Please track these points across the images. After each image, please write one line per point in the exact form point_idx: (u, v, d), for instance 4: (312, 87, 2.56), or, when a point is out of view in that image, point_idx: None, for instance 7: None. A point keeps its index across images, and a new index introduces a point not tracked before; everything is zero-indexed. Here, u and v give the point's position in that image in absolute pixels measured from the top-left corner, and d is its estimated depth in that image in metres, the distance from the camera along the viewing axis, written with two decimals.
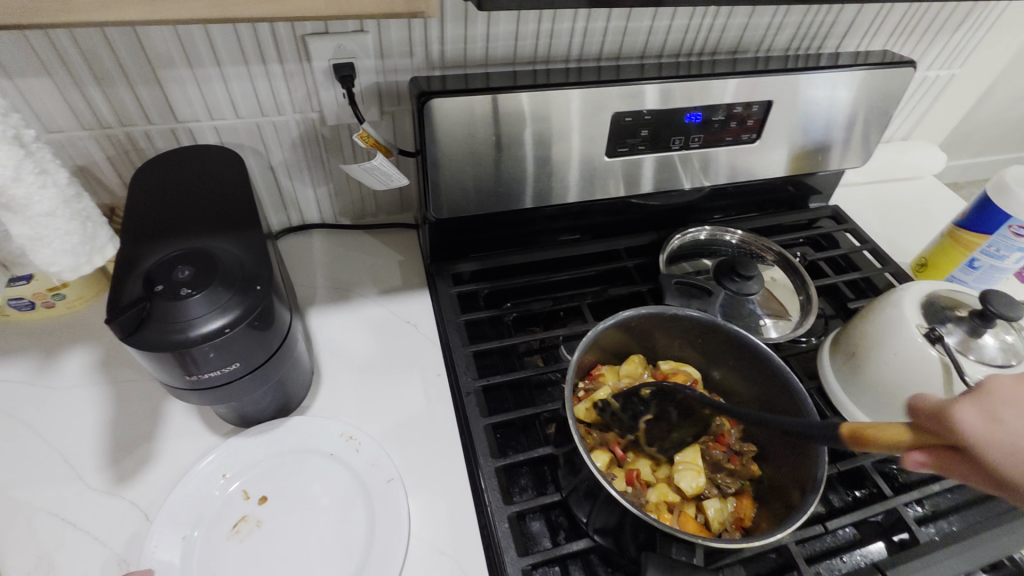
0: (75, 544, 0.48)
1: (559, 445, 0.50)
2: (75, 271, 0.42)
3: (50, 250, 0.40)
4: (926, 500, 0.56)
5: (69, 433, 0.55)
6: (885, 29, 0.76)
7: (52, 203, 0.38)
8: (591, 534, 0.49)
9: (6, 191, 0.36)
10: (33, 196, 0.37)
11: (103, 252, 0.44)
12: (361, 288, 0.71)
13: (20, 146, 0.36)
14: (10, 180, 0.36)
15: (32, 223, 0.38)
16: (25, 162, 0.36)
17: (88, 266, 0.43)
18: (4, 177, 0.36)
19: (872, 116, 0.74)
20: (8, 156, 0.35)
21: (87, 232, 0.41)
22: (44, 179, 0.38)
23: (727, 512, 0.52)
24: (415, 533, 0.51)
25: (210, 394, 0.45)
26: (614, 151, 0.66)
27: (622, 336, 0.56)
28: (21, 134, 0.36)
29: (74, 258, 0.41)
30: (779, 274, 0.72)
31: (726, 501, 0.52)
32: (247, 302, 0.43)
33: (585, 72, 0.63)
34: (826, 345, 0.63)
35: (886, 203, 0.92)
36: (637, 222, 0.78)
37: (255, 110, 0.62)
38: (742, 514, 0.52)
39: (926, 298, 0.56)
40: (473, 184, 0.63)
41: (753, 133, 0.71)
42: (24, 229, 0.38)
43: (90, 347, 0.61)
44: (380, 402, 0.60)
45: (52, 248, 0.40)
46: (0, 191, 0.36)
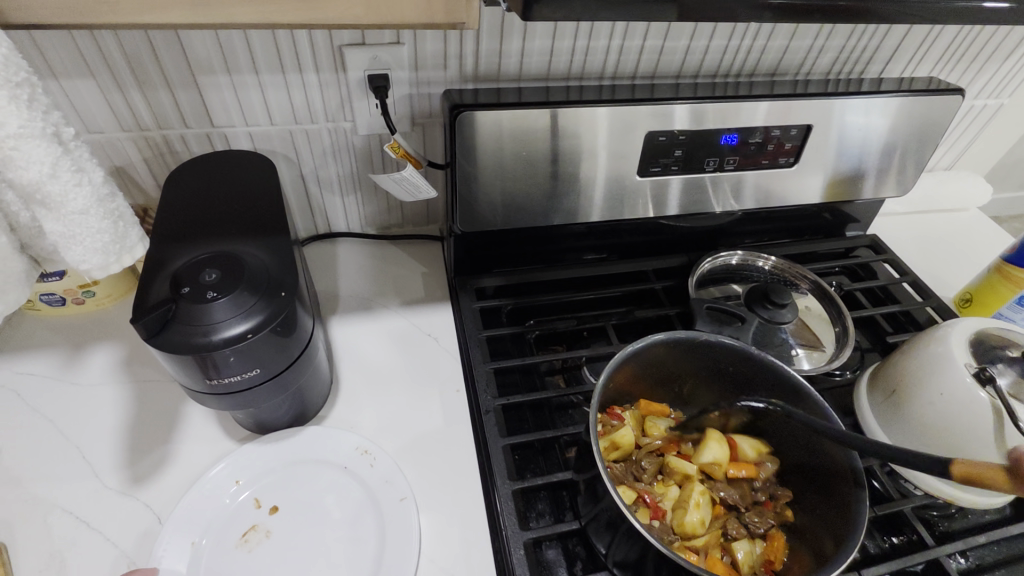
0: (86, 543, 0.48)
1: (579, 471, 0.49)
2: (104, 270, 0.42)
3: (82, 248, 0.40)
4: (970, 552, 0.53)
5: (89, 430, 0.55)
6: (931, 56, 0.73)
7: (85, 201, 0.38)
8: (610, 567, 0.47)
9: (42, 187, 0.37)
10: (69, 194, 0.38)
11: (133, 252, 0.43)
12: (384, 299, 0.71)
13: (59, 143, 0.37)
14: (47, 176, 0.37)
15: (66, 220, 0.38)
16: (63, 159, 0.37)
17: (118, 264, 0.43)
18: (41, 174, 0.36)
19: (915, 144, 0.71)
20: (47, 153, 0.36)
21: (118, 231, 0.41)
22: (79, 177, 0.38)
23: (756, 554, 0.49)
24: (427, 555, 0.50)
25: (230, 399, 0.44)
26: (645, 171, 0.65)
27: (646, 365, 0.54)
28: (60, 132, 0.37)
29: (103, 257, 0.41)
30: (814, 304, 0.70)
31: (754, 542, 0.49)
32: (272, 307, 0.42)
33: (620, 89, 0.62)
34: (864, 379, 0.60)
35: (927, 234, 0.89)
36: (666, 244, 0.76)
37: (289, 118, 0.63)
38: (772, 557, 0.49)
39: (975, 335, 0.53)
40: (502, 198, 0.63)
41: (790, 157, 0.69)
42: (58, 226, 0.39)
43: (114, 345, 0.62)
44: (397, 415, 0.59)
45: (84, 245, 0.40)
46: (37, 186, 0.37)
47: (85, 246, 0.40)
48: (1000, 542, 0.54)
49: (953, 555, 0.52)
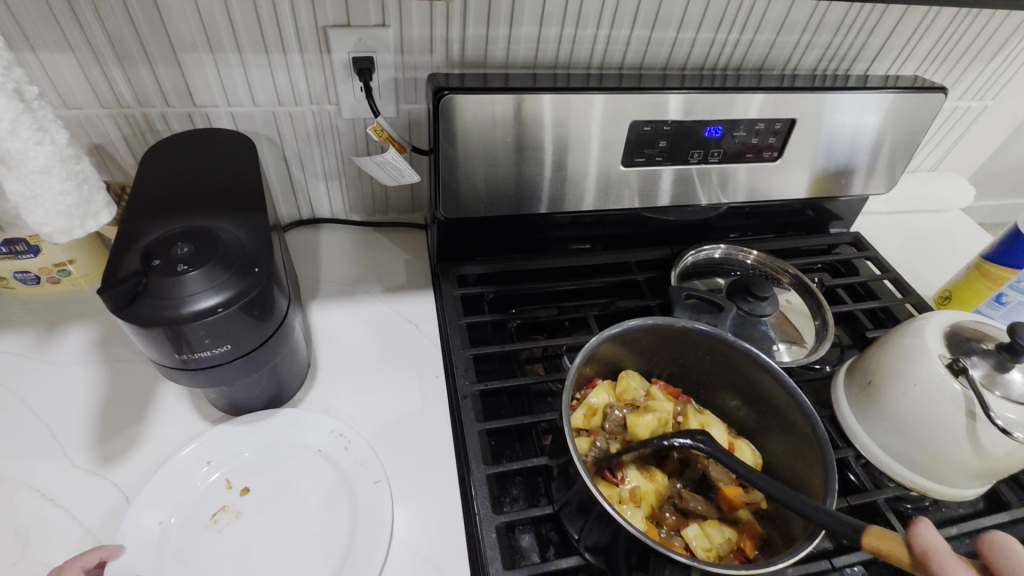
0: (52, 521, 0.47)
1: (554, 456, 0.48)
2: (67, 234, 0.43)
3: (43, 210, 0.42)
4: None
5: (60, 408, 0.54)
6: (916, 55, 0.74)
7: (47, 160, 0.40)
8: (582, 551, 0.47)
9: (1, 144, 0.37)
10: (29, 152, 0.39)
11: (98, 217, 0.45)
12: (366, 285, 0.70)
13: (20, 100, 0.38)
14: (7, 133, 0.38)
15: (25, 178, 0.39)
16: (23, 116, 0.38)
17: (81, 229, 0.44)
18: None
19: (898, 143, 0.72)
20: (8, 108, 0.37)
21: (81, 194, 0.43)
22: (42, 136, 0.39)
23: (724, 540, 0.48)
24: (399, 538, 0.49)
25: (200, 376, 0.44)
26: (630, 160, 0.65)
27: (624, 349, 0.54)
28: (22, 90, 0.38)
29: (66, 221, 0.43)
30: (795, 299, 0.70)
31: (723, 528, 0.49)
32: (244, 283, 0.42)
33: (606, 78, 0.62)
34: (841, 372, 0.61)
35: (911, 233, 0.89)
36: (650, 236, 0.76)
37: (272, 99, 0.62)
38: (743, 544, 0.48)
39: (950, 328, 0.53)
40: (485, 184, 0.63)
41: (775, 151, 0.69)
42: (19, 186, 0.40)
43: (90, 325, 0.61)
44: (376, 400, 0.59)
45: (45, 208, 0.41)
46: None
47: (47, 207, 0.41)
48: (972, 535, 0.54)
49: None
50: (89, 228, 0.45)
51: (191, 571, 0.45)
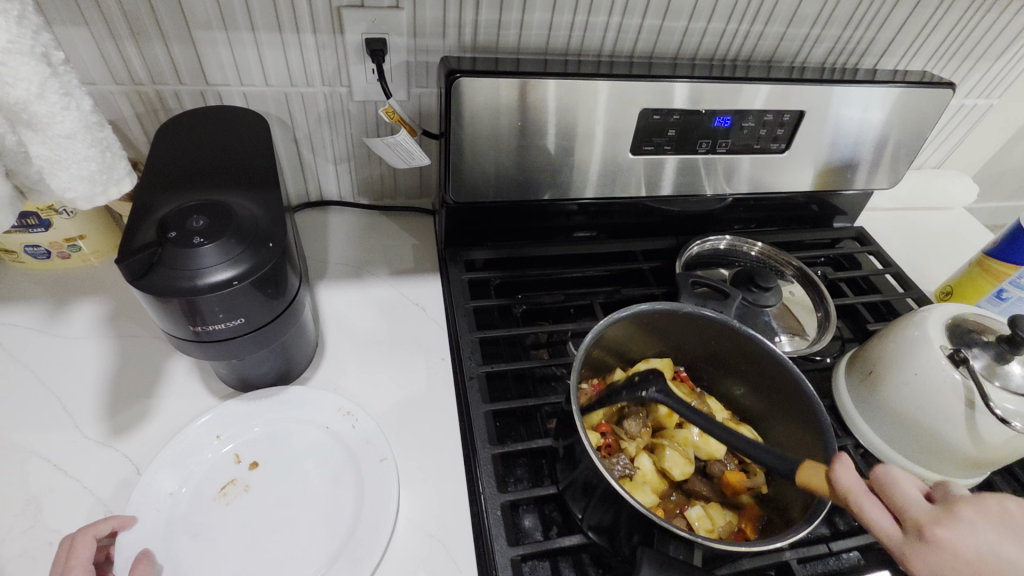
0: (63, 490, 0.48)
1: (559, 437, 0.49)
2: (89, 200, 0.44)
3: (68, 176, 0.42)
4: None
5: (71, 380, 0.55)
6: (925, 51, 0.74)
7: (73, 125, 0.40)
8: (585, 530, 0.47)
9: (29, 107, 0.38)
10: (56, 116, 0.39)
11: (120, 185, 0.45)
12: (373, 267, 0.71)
13: (47, 64, 0.38)
14: (34, 96, 0.38)
15: (51, 142, 0.40)
16: (51, 81, 0.38)
17: (104, 196, 0.44)
18: (28, 93, 0.38)
19: (905, 138, 0.72)
20: (35, 72, 0.37)
21: (105, 161, 0.43)
22: (68, 101, 0.40)
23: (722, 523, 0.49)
24: (405, 515, 0.50)
25: (213, 349, 0.44)
26: (638, 149, 0.65)
27: (631, 334, 0.55)
28: (49, 54, 0.38)
29: (89, 187, 0.43)
30: (798, 290, 0.71)
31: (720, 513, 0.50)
32: (258, 257, 0.42)
33: (617, 66, 0.62)
34: (842, 362, 0.62)
35: (913, 230, 0.90)
36: (656, 226, 0.77)
37: (284, 80, 0.62)
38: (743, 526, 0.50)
39: (952, 321, 0.54)
40: (494, 169, 0.63)
41: (782, 143, 0.69)
42: (43, 149, 0.40)
43: (100, 300, 0.61)
44: (382, 380, 0.59)
45: (70, 173, 0.42)
46: (24, 106, 0.38)
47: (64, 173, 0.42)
48: None
49: None
50: (111, 196, 0.45)
51: (200, 541, 0.46)
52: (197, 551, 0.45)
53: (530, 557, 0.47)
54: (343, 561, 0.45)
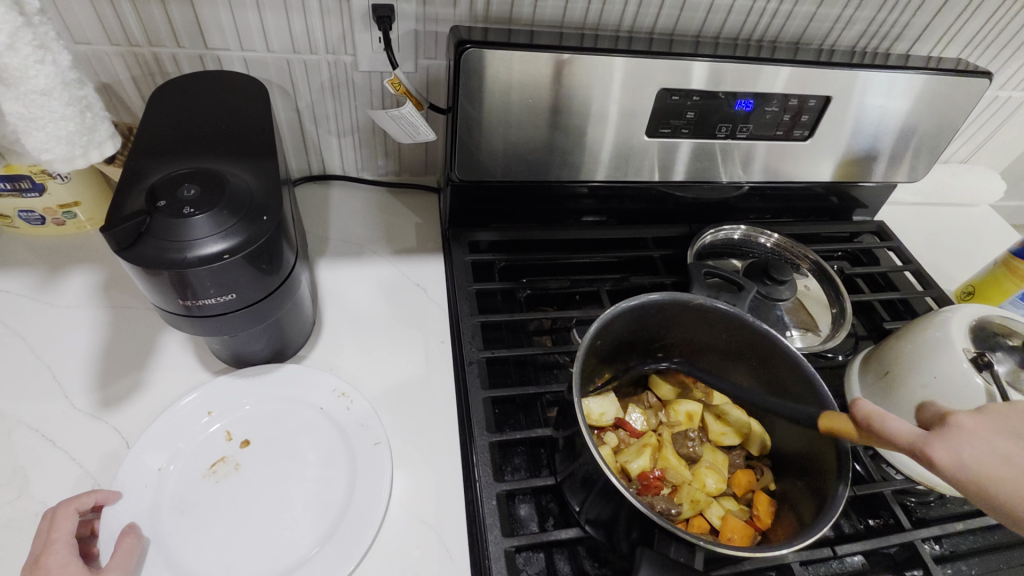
0: (50, 461, 0.47)
1: (559, 428, 0.48)
2: (70, 161, 0.43)
3: (43, 135, 0.41)
4: (946, 539, 0.52)
5: (62, 350, 0.54)
6: (962, 37, 0.70)
7: (48, 81, 0.39)
8: (582, 524, 0.46)
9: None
10: (29, 69, 0.38)
11: (101, 148, 0.45)
12: (375, 246, 0.69)
13: (19, 15, 0.37)
14: (5, 49, 0.37)
15: (23, 98, 0.39)
16: (22, 31, 0.37)
17: (84, 158, 0.44)
18: None
19: (935, 129, 0.69)
20: (5, 20, 0.36)
21: (84, 121, 0.42)
22: (42, 54, 0.38)
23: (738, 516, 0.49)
24: (398, 501, 0.49)
25: (204, 325, 0.43)
26: (654, 131, 0.63)
27: (637, 325, 0.53)
28: (22, 4, 0.37)
29: (69, 148, 0.42)
30: (813, 284, 0.68)
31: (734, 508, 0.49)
32: (251, 231, 0.40)
33: (636, 42, 0.59)
34: (855, 361, 0.60)
35: (935, 226, 0.87)
36: (668, 213, 0.74)
37: (286, 46, 0.60)
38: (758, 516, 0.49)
39: (975, 323, 0.51)
40: (502, 147, 0.61)
41: (805, 131, 0.66)
42: (16, 106, 0.39)
43: (94, 269, 0.60)
44: (380, 362, 0.58)
45: (45, 132, 0.41)
46: None
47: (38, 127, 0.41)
48: (977, 532, 0.53)
49: (928, 541, 0.52)
50: (92, 157, 0.44)
51: (188, 519, 0.45)
52: (184, 528, 0.45)
53: (524, 549, 0.45)
54: (333, 546, 0.44)
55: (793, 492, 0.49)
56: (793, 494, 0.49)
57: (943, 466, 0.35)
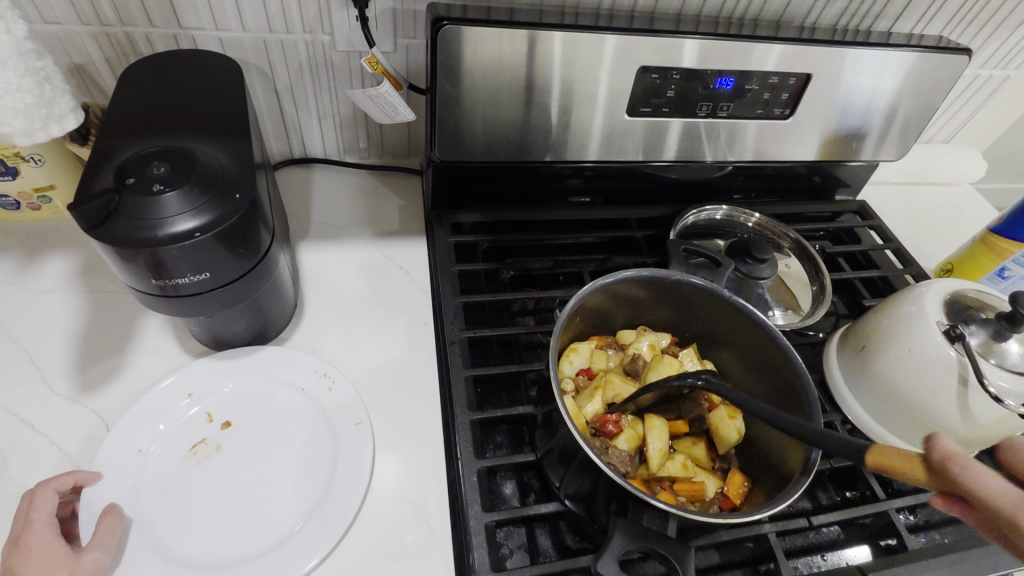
0: (28, 444, 0.47)
1: (539, 405, 0.48)
2: (28, 135, 0.43)
3: (5, 108, 0.41)
4: (920, 509, 0.53)
5: (39, 334, 0.53)
6: (943, 14, 0.70)
7: None
8: (562, 499, 0.47)
9: None
10: None
11: (61, 122, 0.45)
12: (358, 228, 0.68)
13: None
14: None
15: None
16: None
17: (43, 131, 0.44)
18: None
19: (917, 107, 0.69)
20: None
21: (42, 93, 0.42)
22: None
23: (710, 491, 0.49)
24: (379, 479, 0.49)
25: (178, 305, 0.43)
26: (635, 110, 0.62)
27: (616, 302, 0.53)
28: None
29: (26, 121, 0.42)
30: (794, 263, 0.69)
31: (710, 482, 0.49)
32: (223, 209, 0.40)
33: (616, 19, 0.58)
34: (834, 338, 0.60)
35: (917, 206, 0.87)
36: (652, 193, 0.74)
37: (262, 24, 0.59)
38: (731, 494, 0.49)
39: (949, 297, 0.52)
40: (484, 127, 0.61)
41: (786, 109, 0.66)
42: None
43: (71, 253, 0.59)
44: (362, 343, 0.58)
45: (6, 104, 0.41)
46: None
47: (5, 104, 0.40)
48: None
49: (902, 512, 0.53)
50: (51, 131, 0.44)
51: (169, 499, 0.45)
52: (165, 508, 0.45)
53: (504, 523, 0.46)
54: (314, 523, 0.45)
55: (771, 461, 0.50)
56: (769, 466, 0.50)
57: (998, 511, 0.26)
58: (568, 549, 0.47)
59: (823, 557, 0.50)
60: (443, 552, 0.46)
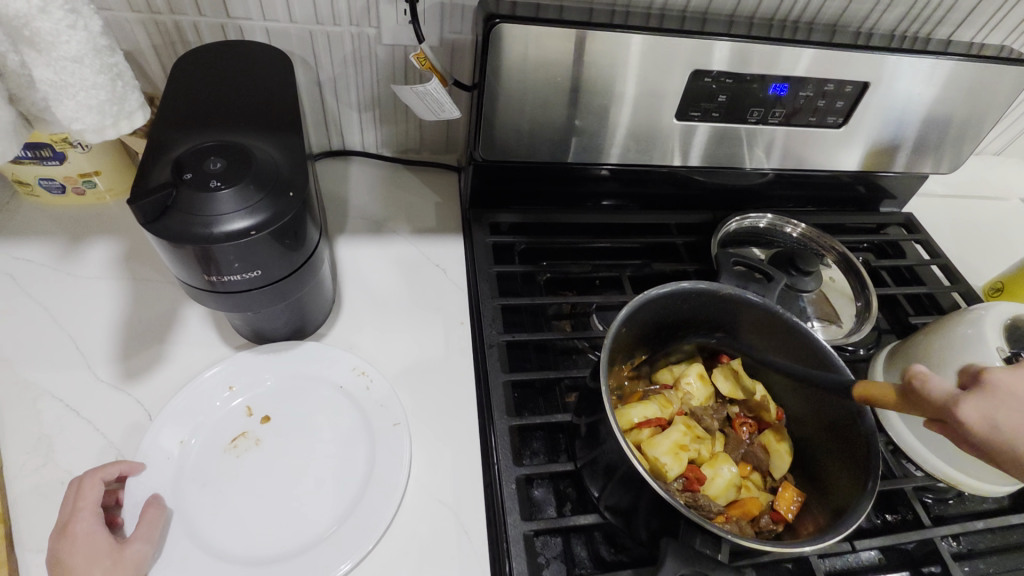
0: (75, 430, 0.47)
1: (580, 414, 0.47)
2: (99, 132, 0.42)
3: (73, 104, 0.40)
4: (964, 537, 0.52)
5: (85, 320, 0.54)
6: (1007, 23, 0.67)
7: (78, 45, 0.38)
8: (600, 511, 0.46)
9: (29, 20, 0.36)
10: (61, 34, 0.38)
11: (131, 118, 0.44)
12: (395, 224, 0.68)
13: None
14: (34, 10, 0.36)
15: (55, 63, 0.38)
16: None
17: (113, 129, 0.43)
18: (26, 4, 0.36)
19: (974, 120, 0.66)
20: None
21: (116, 90, 0.41)
22: (72, 17, 0.38)
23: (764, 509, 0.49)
24: (416, 481, 0.49)
25: (227, 300, 0.43)
26: (684, 114, 0.61)
27: (662, 315, 0.52)
28: None
29: (98, 117, 0.42)
30: (838, 275, 0.67)
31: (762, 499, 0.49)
32: (277, 207, 0.40)
33: (668, 20, 0.57)
34: (880, 355, 0.59)
35: (964, 219, 0.84)
36: (691, 198, 0.73)
37: (310, 16, 0.58)
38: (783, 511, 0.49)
39: (1010, 321, 0.50)
40: (529, 127, 0.60)
41: (839, 117, 0.64)
42: (45, 70, 0.39)
43: (115, 240, 0.60)
44: (400, 341, 0.58)
45: (75, 100, 0.40)
46: (23, 20, 0.36)
47: (70, 98, 0.40)
48: (996, 531, 0.52)
49: (946, 539, 0.51)
50: (121, 128, 0.43)
51: (209, 492, 0.45)
52: (207, 500, 0.45)
53: (542, 533, 0.45)
54: (351, 524, 0.45)
55: (824, 483, 0.49)
56: (822, 489, 0.49)
57: (971, 422, 0.34)
58: (604, 561, 0.46)
59: None
60: (479, 558, 0.46)
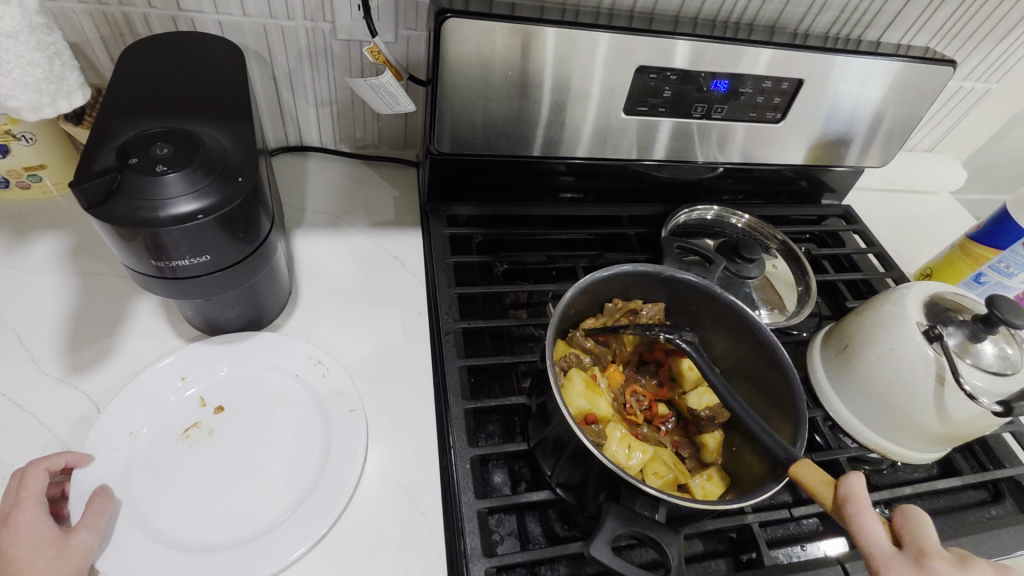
0: (18, 424, 0.46)
1: (532, 396, 0.49)
2: (36, 109, 0.43)
3: (10, 80, 0.41)
4: (894, 503, 0.55)
5: (30, 314, 0.53)
6: (930, 26, 0.72)
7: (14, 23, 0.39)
8: (553, 487, 0.48)
9: None
10: None
11: (70, 98, 0.45)
12: (352, 218, 0.68)
13: None
14: None
15: None
16: None
17: (51, 107, 0.44)
18: None
19: (902, 117, 0.70)
20: None
21: (52, 69, 0.42)
22: None
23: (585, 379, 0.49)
24: (372, 466, 0.50)
25: (176, 287, 0.43)
26: (632, 109, 0.63)
27: (606, 294, 0.54)
28: None
29: (35, 95, 0.43)
30: (781, 263, 0.71)
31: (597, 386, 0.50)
32: (225, 192, 0.40)
33: (616, 18, 0.59)
34: (818, 337, 0.62)
35: (900, 212, 0.90)
36: (644, 192, 0.75)
37: (263, 11, 0.59)
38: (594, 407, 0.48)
39: (929, 298, 0.54)
40: (483, 121, 0.61)
41: (778, 113, 0.67)
42: None
43: (62, 234, 0.58)
44: (358, 331, 0.58)
45: (12, 77, 0.41)
46: None
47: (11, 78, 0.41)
48: (925, 496, 0.56)
49: (879, 504, 0.54)
50: (59, 107, 0.44)
51: (160, 481, 0.45)
52: (157, 489, 0.45)
53: (496, 510, 0.47)
54: (306, 508, 0.45)
55: None
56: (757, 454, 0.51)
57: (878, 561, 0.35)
58: (557, 536, 0.48)
59: (802, 547, 0.51)
60: (433, 538, 0.46)
